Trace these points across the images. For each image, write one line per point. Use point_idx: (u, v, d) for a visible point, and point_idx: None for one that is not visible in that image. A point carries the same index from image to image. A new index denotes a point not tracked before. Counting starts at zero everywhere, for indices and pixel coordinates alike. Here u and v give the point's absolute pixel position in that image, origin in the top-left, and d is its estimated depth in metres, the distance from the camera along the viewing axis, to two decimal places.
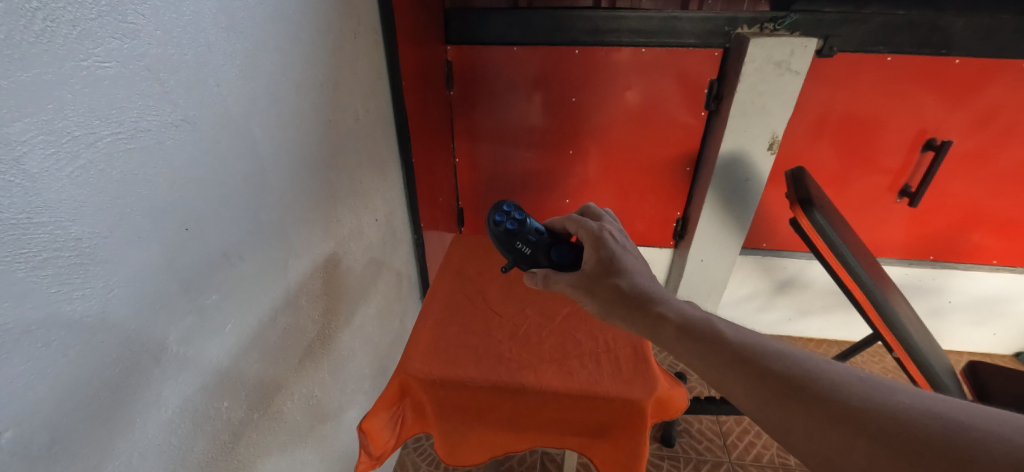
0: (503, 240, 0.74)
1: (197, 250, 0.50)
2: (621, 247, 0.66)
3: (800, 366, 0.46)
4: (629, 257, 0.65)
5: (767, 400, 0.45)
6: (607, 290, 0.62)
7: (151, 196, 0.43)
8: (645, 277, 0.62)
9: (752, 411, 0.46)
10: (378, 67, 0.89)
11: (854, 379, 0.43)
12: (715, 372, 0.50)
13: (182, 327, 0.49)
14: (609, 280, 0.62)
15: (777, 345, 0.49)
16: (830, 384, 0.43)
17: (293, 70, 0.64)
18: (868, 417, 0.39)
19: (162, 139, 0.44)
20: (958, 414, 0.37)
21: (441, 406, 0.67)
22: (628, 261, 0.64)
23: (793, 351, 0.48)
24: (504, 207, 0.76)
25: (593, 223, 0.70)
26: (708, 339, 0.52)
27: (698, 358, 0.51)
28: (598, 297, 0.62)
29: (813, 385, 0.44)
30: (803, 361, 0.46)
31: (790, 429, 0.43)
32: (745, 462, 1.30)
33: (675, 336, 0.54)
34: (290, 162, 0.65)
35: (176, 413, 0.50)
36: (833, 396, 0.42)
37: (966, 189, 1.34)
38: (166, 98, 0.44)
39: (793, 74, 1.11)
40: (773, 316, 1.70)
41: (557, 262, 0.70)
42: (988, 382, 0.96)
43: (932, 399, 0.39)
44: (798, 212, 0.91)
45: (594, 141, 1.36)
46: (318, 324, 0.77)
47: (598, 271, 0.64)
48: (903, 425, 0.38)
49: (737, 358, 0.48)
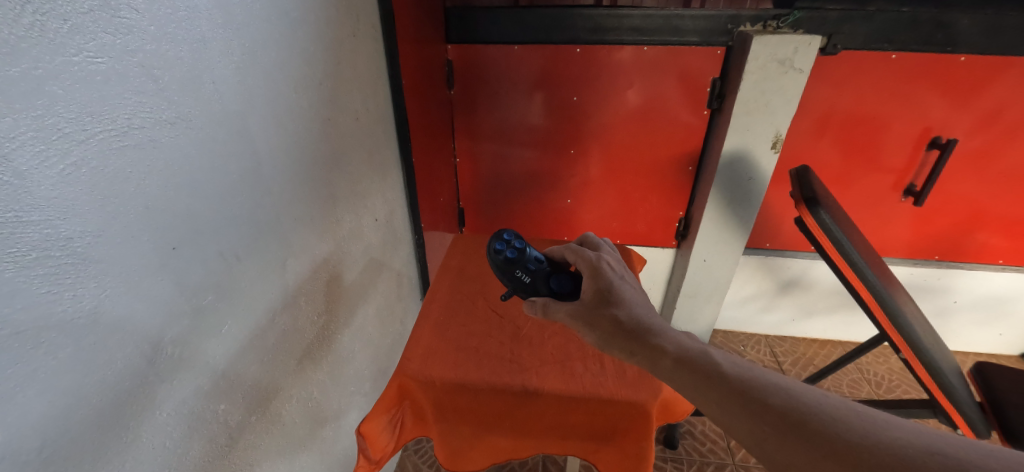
0: (503, 268, 0.72)
1: (193, 250, 0.49)
2: (619, 277, 0.65)
3: (798, 399, 0.45)
4: (627, 286, 0.63)
5: (767, 434, 0.43)
6: (604, 320, 0.59)
7: (144, 196, 0.43)
8: (643, 306, 0.60)
9: (751, 445, 0.45)
10: (378, 65, 0.88)
11: (851, 413, 0.42)
12: (714, 406, 0.48)
13: (178, 329, 0.49)
14: (606, 309, 0.60)
15: (776, 378, 0.48)
16: (829, 418, 0.42)
17: (292, 68, 0.63)
18: (865, 453, 0.39)
19: (157, 137, 0.43)
20: (952, 450, 0.37)
21: (441, 409, 0.66)
22: (626, 290, 0.62)
23: (790, 385, 0.47)
24: (504, 236, 0.76)
25: (591, 253, 0.69)
26: (708, 373, 0.50)
27: (698, 391, 0.49)
28: (596, 327, 0.59)
29: (811, 418, 0.43)
30: (802, 394, 0.45)
31: (790, 464, 0.42)
32: (749, 464, 1.29)
33: (675, 369, 0.52)
34: (289, 161, 0.64)
35: (172, 416, 0.49)
36: (832, 430, 0.41)
37: (971, 188, 1.32)
38: (161, 94, 0.43)
39: (798, 72, 1.08)
40: (776, 316, 1.69)
41: (557, 291, 0.68)
42: (996, 383, 0.95)
43: (928, 434, 0.39)
44: (804, 211, 0.89)
45: (596, 140, 1.36)
46: (317, 325, 0.76)
47: (595, 301, 0.62)
48: (898, 460, 0.37)
49: (737, 392, 0.47)
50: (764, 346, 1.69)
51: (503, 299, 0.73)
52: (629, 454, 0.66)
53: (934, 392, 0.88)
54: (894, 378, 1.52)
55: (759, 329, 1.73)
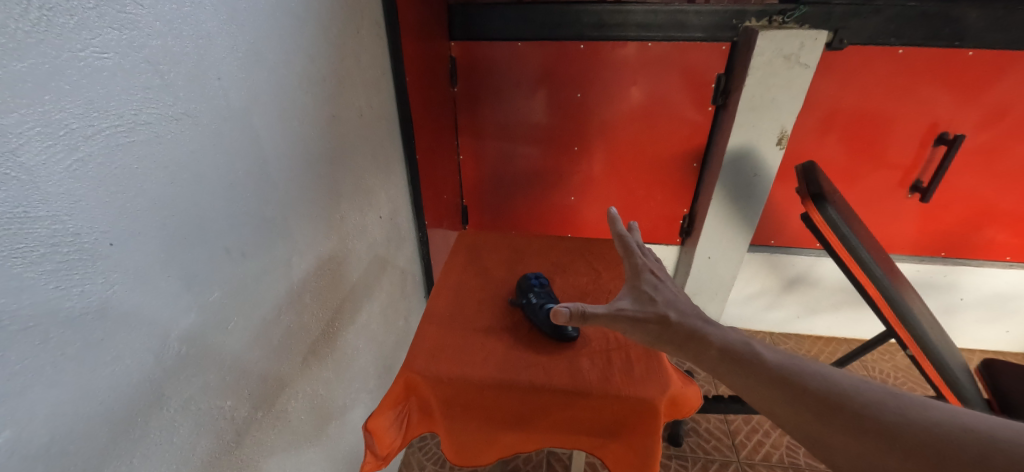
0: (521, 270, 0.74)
1: (198, 245, 0.49)
2: (661, 280, 0.64)
3: (835, 383, 0.44)
4: (669, 288, 0.63)
5: (805, 415, 0.43)
6: (652, 321, 0.57)
7: (151, 192, 0.43)
8: (687, 305, 0.60)
9: (791, 429, 0.44)
10: (381, 63, 0.88)
11: (887, 395, 0.42)
12: (755, 393, 0.48)
13: (185, 324, 0.49)
14: (652, 309, 0.59)
15: (814, 365, 0.48)
16: (865, 400, 0.42)
17: (296, 64, 0.63)
18: (902, 432, 0.38)
19: (162, 133, 0.43)
20: (986, 425, 0.36)
21: (447, 406, 0.66)
22: (668, 293, 0.62)
23: (826, 370, 0.47)
24: None
25: (632, 258, 0.68)
26: (748, 361, 0.49)
27: (739, 380, 0.49)
28: (642, 326, 0.58)
29: (848, 400, 0.42)
30: (841, 379, 0.45)
31: (828, 443, 0.42)
32: (754, 461, 1.28)
33: (717, 359, 0.51)
34: (293, 157, 0.64)
35: (180, 413, 0.49)
36: (869, 412, 0.41)
37: (979, 184, 1.31)
38: (166, 90, 0.43)
39: (804, 68, 1.09)
40: (781, 313, 1.68)
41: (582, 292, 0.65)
42: (1005, 380, 0.94)
43: (965, 413, 0.38)
44: (811, 207, 0.88)
45: (599, 137, 1.35)
46: (322, 321, 0.76)
47: (640, 302, 0.61)
48: (931, 438, 0.37)
49: (776, 377, 0.47)
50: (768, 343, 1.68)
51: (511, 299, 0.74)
52: (636, 453, 0.65)
53: (941, 390, 0.87)
54: (899, 376, 1.51)
55: (763, 326, 1.72)
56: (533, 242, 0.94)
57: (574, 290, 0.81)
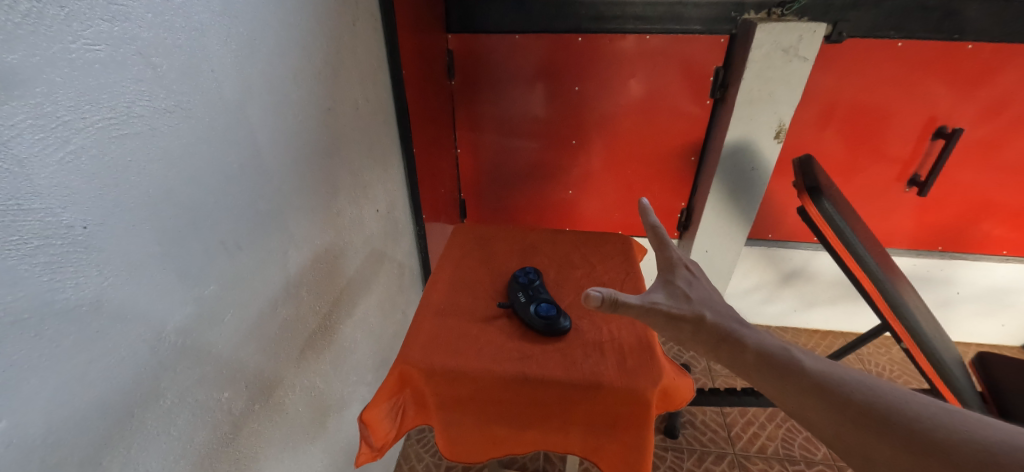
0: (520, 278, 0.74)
1: (193, 238, 0.49)
2: (695, 276, 0.61)
3: (881, 396, 0.44)
4: (704, 285, 0.60)
5: (850, 426, 0.43)
6: (686, 319, 0.55)
7: (146, 184, 0.43)
8: (723, 305, 0.57)
9: (832, 440, 0.44)
10: (377, 55, 0.88)
11: (935, 409, 0.41)
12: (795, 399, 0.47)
13: (181, 316, 0.49)
14: (688, 306, 0.56)
15: (857, 375, 0.47)
16: (914, 415, 0.41)
17: (291, 57, 0.63)
18: (958, 450, 0.38)
19: (156, 126, 0.43)
20: None
21: (441, 398, 0.66)
22: (703, 290, 0.59)
23: (871, 381, 0.46)
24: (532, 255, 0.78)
25: (665, 249, 0.64)
26: (789, 368, 0.48)
27: (779, 385, 0.48)
28: (678, 323, 0.55)
29: (897, 415, 0.42)
30: (886, 391, 0.44)
31: (873, 457, 0.41)
32: (750, 453, 1.30)
33: (757, 363, 0.50)
34: (288, 150, 0.64)
35: (176, 404, 0.50)
36: (920, 427, 0.40)
37: (977, 178, 1.31)
38: (159, 83, 0.43)
39: (802, 61, 1.09)
40: (778, 307, 1.68)
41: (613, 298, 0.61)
42: (998, 373, 0.95)
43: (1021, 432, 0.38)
44: (807, 201, 0.88)
45: (597, 130, 1.35)
46: (319, 314, 0.77)
47: (676, 298, 0.57)
48: (989, 456, 0.36)
49: (819, 386, 0.46)
50: None
51: (501, 300, 0.73)
52: (629, 445, 0.66)
53: (935, 382, 0.88)
54: (895, 369, 1.52)
55: (760, 320, 1.72)
56: (529, 235, 0.94)
57: (569, 282, 0.81)
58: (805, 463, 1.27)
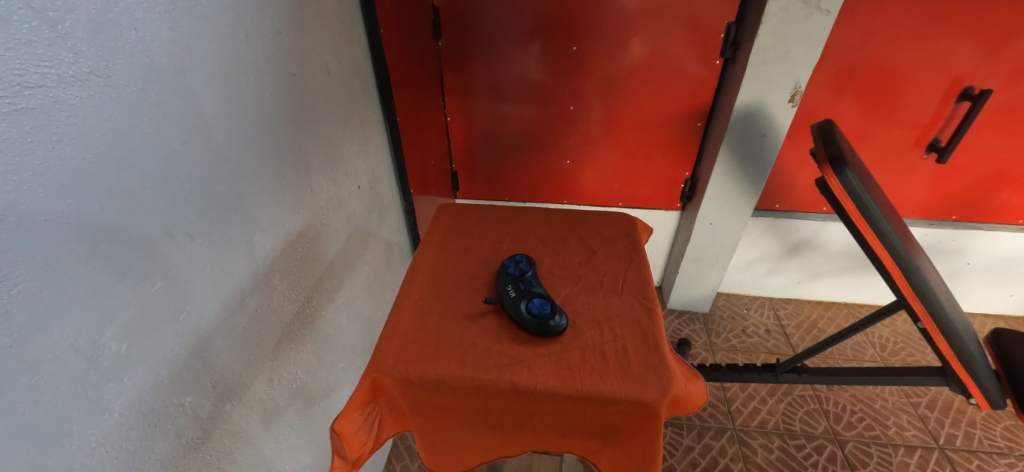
0: (506, 280, 0.69)
1: (133, 232, 0.43)
2: None
3: None
4: None
5: None
6: None
7: (55, 169, 0.36)
8: None
9: None
10: (350, 13, 0.78)
11: None
12: None
13: (123, 320, 0.43)
14: None
15: None
16: None
17: (240, 13, 0.54)
18: None
19: (63, 98, 0.36)
20: None
21: (419, 405, 0.61)
22: None
23: None
24: (522, 260, 0.72)
25: None
26: None
27: None
28: None
29: None
30: None
31: None
32: (750, 428, 1.28)
33: None
34: (246, 125, 0.56)
35: (126, 417, 0.44)
36: None
37: (999, 143, 1.23)
38: (64, 44, 0.35)
39: (824, 14, 0.99)
40: (782, 279, 1.63)
41: None
42: (1015, 350, 0.90)
43: None
44: (829, 173, 0.81)
45: (596, 95, 1.25)
46: (296, 303, 0.71)
47: None
48: None
49: None
50: (767, 309, 1.64)
51: (486, 300, 0.67)
52: (631, 454, 0.62)
53: (952, 364, 0.84)
54: (899, 341, 1.49)
55: (764, 292, 1.68)
56: (521, 216, 0.88)
57: (565, 271, 0.75)
58: (806, 438, 1.25)
